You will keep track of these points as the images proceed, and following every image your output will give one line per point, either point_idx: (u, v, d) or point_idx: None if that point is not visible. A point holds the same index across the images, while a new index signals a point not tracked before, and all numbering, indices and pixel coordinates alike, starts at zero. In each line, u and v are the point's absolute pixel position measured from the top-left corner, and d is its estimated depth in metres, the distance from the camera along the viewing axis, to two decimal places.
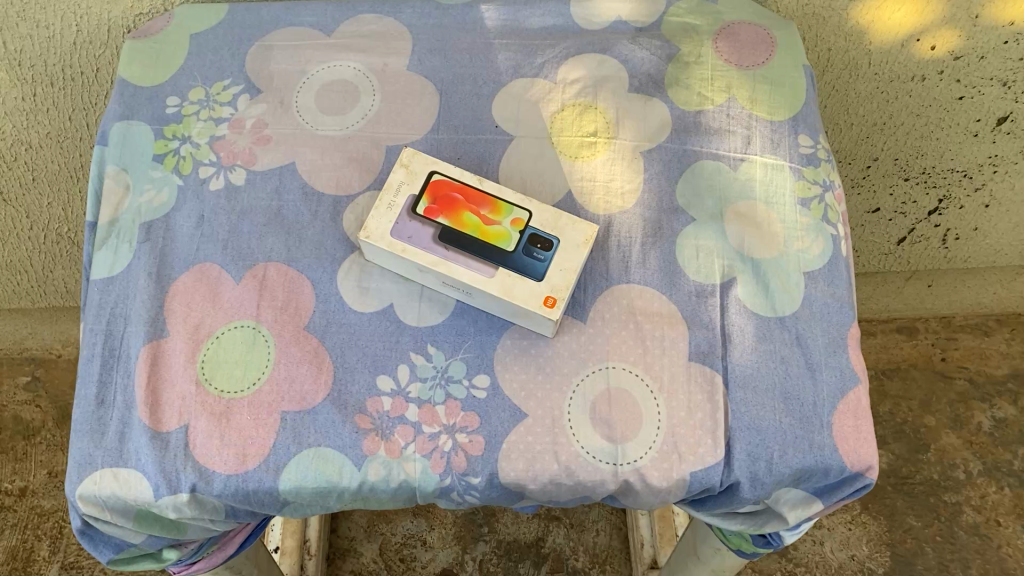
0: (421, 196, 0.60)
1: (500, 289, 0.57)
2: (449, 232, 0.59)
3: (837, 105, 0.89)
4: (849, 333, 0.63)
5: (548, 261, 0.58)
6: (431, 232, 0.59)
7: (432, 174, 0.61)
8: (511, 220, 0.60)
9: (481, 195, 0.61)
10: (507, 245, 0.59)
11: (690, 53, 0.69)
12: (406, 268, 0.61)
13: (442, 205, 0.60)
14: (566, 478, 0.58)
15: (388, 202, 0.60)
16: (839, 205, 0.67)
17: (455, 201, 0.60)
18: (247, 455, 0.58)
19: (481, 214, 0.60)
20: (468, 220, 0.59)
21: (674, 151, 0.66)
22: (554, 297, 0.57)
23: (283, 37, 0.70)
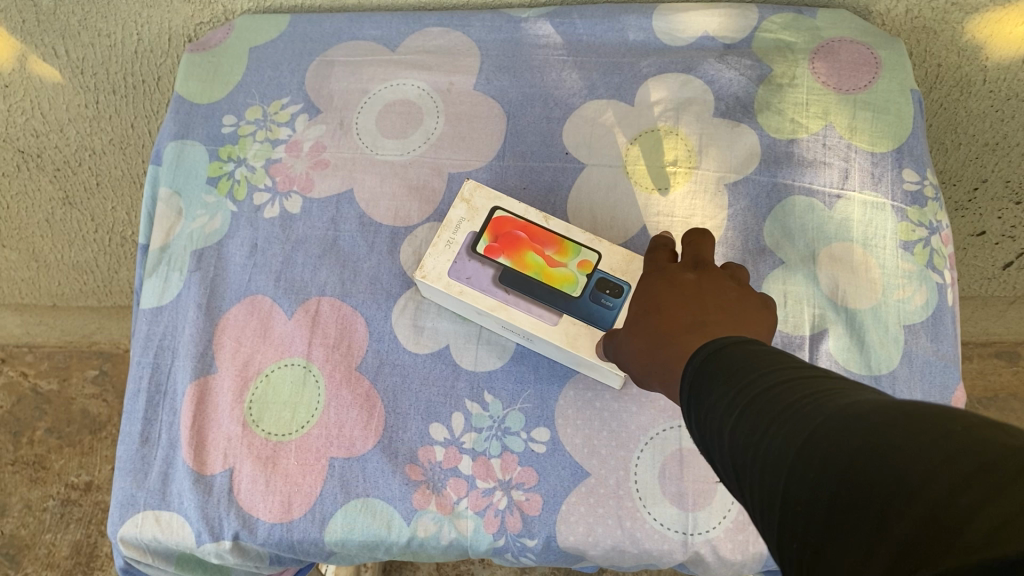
0: (482, 233, 0.55)
1: (564, 340, 0.53)
2: (511, 275, 0.54)
3: (945, 123, 0.81)
4: (953, 397, 0.56)
5: (617, 309, 0.53)
6: (492, 273, 0.55)
7: (495, 209, 0.56)
8: (579, 262, 0.55)
9: (547, 233, 0.56)
10: (574, 290, 0.54)
11: (784, 74, 0.63)
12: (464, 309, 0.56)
13: (504, 243, 0.55)
14: (630, 546, 0.53)
15: (447, 240, 0.55)
16: (947, 248, 0.60)
17: (518, 240, 0.55)
18: (293, 503, 0.55)
19: (546, 255, 0.55)
20: (532, 261, 0.55)
21: (763, 185, 0.60)
22: None
23: (345, 52, 0.66)
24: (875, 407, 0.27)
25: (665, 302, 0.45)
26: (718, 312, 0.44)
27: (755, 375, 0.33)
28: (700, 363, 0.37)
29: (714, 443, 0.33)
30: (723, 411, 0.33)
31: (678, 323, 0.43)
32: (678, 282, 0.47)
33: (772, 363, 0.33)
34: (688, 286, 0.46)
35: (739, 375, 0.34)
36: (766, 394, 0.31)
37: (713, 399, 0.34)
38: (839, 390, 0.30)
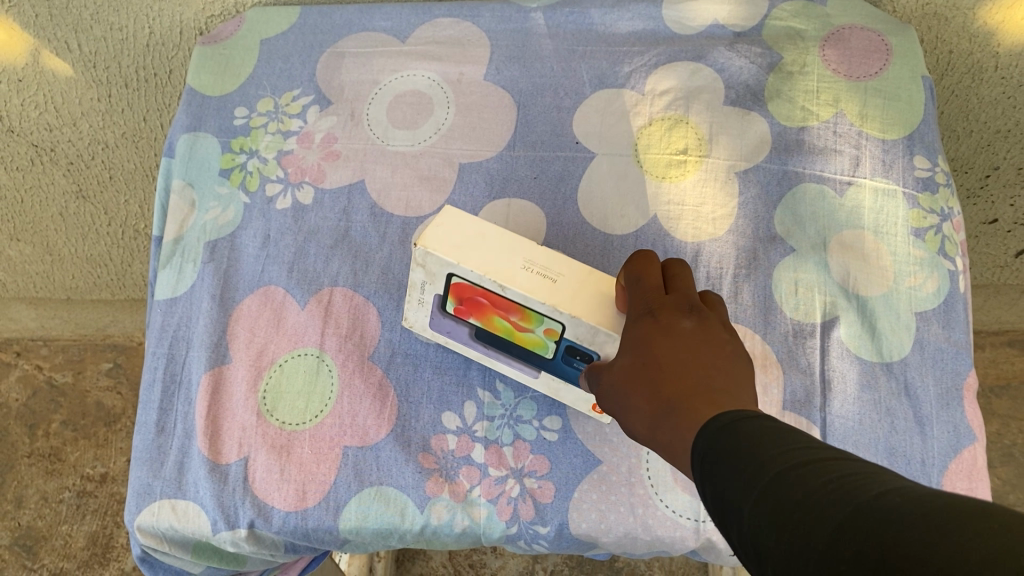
0: (447, 296, 0.52)
1: (546, 388, 0.55)
2: (486, 333, 0.54)
3: (956, 111, 0.81)
4: (965, 385, 0.56)
5: None
6: (467, 329, 0.54)
7: (449, 278, 0.50)
8: (546, 330, 0.50)
9: (506, 302, 0.49)
10: (545, 351, 0.52)
11: (794, 61, 0.63)
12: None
13: (470, 307, 0.52)
14: (642, 533, 0.54)
15: (418, 300, 0.54)
16: (958, 234, 0.60)
17: (481, 306, 0.51)
18: (307, 492, 0.55)
19: (511, 321, 0.51)
20: (500, 324, 0.52)
21: (774, 173, 0.60)
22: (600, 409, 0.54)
23: (355, 43, 0.66)
24: (902, 499, 0.26)
25: (667, 357, 0.41)
26: (721, 373, 0.40)
27: (772, 455, 0.32)
28: (711, 437, 0.35)
29: (729, 520, 0.32)
30: (740, 492, 0.31)
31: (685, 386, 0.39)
32: (676, 332, 0.42)
33: (786, 442, 0.32)
34: (687, 339, 0.42)
35: (756, 453, 0.32)
36: (786, 477, 0.30)
37: (727, 476, 0.33)
38: (861, 474, 0.29)
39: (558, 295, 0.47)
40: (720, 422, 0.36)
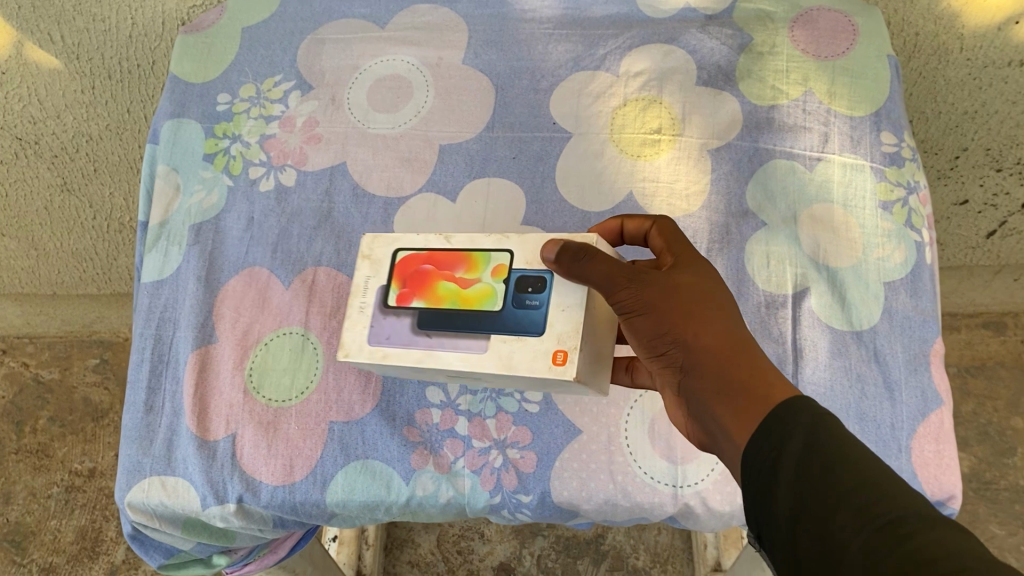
0: (389, 283, 0.51)
1: (497, 365, 0.46)
2: (431, 315, 0.49)
3: (924, 91, 0.84)
4: (932, 351, 0.58)
5: (544, 304, 0.47)
6: (410, 322, 0.49)
7: (395, 252, 0.51)
8: (494, 268, 0.49)
9: (451, 250, 0.50)
10: (496, 304, 0.48)
11: (764, 42, 0.64)
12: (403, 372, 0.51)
13: (413, 285, 0.50)
14: (622, 500, 0.55)
15: (359, 306, 0.50)
16: (925, 208, 0.62)
17: (426, 274, 0.50)
18: (295, 466, 0.56)
19: (457, 277, 0.50)
20: (445, 290, 0.49)
21: (745, 150, 0.62)
22: (563, 352, 0.45)
23: (335, 29, 0.67)
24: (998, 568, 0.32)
25: (728, 316, 0.46)
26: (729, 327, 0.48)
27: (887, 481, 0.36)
28: (800, 441, 0.39)
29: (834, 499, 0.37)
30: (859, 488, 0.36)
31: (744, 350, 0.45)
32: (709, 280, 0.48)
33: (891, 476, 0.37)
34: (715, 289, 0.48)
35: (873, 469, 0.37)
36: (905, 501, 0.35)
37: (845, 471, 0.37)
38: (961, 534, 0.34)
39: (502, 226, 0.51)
40: (810, 410, 0.40)
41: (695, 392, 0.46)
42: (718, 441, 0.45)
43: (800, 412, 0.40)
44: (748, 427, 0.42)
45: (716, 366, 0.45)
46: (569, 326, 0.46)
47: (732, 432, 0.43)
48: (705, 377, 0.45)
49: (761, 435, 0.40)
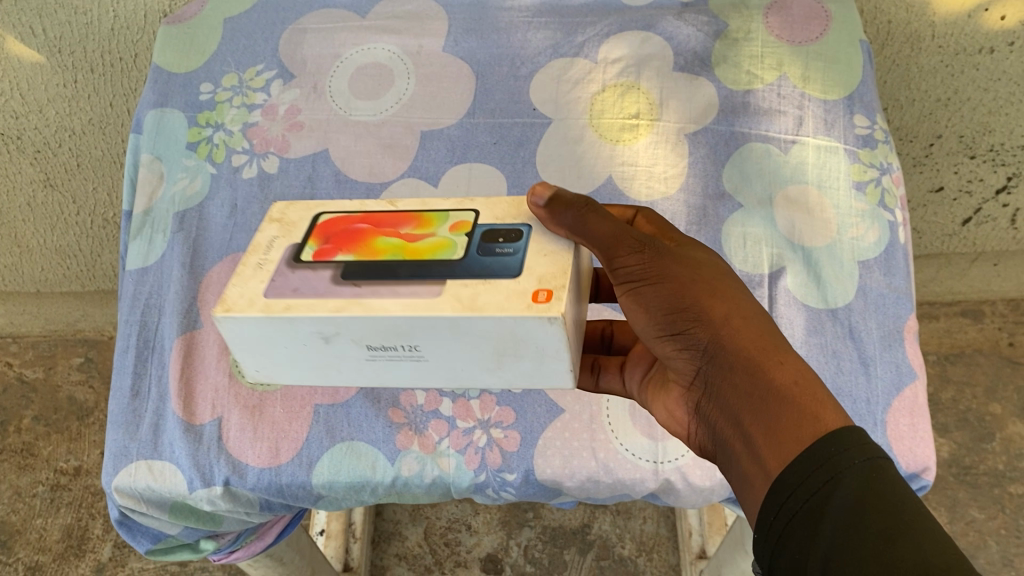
0: (308, 242, 0.46)
1: (458, 306, 0.41)
2: (358, 265, 0.44)
3: (897, 80, 0.85)
4: (906, 327, 0.59)
5: (520, 252, 0.43)
6: (330, 274, 0.43)
7: (318, 215, 0.47)
8: (450, 225, 0.46)
9: (394, 212, 0.47)
10: (453, 254, 0.44)
11: (738, 29, 0.66)
12: (313, 344, 0.44)
13: (339, 241, 0.45)
14: (604, 476, 0.56)
15: (256, 263, 0.45)
16: (898, 189, 0.63)
17: (361, 232, 0.46)
18: (281, 449, 0.57)
19: (400, 234, 0.45)
20: (384, 244, 0.45)
21: (721, 134, 0.63)
22: (546, 291, 0.41)
23: (317, 19, 0.68)
24: None
25: (756, 318, 0.44)
26: None
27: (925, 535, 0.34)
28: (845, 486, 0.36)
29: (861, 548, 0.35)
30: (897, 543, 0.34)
31: (781, 357, 0.42)
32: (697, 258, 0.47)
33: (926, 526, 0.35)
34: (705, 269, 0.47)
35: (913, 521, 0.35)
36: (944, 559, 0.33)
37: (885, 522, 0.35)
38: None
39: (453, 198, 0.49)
40: (856, 447, 0.37)
41: (721, 399, 0.43)
42: (739, 455, 0.42)
43: (852, 450, 0.37)
44: (784, 446, 0.39)
45: (747, 373, 0.42)
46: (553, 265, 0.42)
47: (761, 450, 0.40)
48: (736, 384, 0.42)
49: (802, 464, 0.38)
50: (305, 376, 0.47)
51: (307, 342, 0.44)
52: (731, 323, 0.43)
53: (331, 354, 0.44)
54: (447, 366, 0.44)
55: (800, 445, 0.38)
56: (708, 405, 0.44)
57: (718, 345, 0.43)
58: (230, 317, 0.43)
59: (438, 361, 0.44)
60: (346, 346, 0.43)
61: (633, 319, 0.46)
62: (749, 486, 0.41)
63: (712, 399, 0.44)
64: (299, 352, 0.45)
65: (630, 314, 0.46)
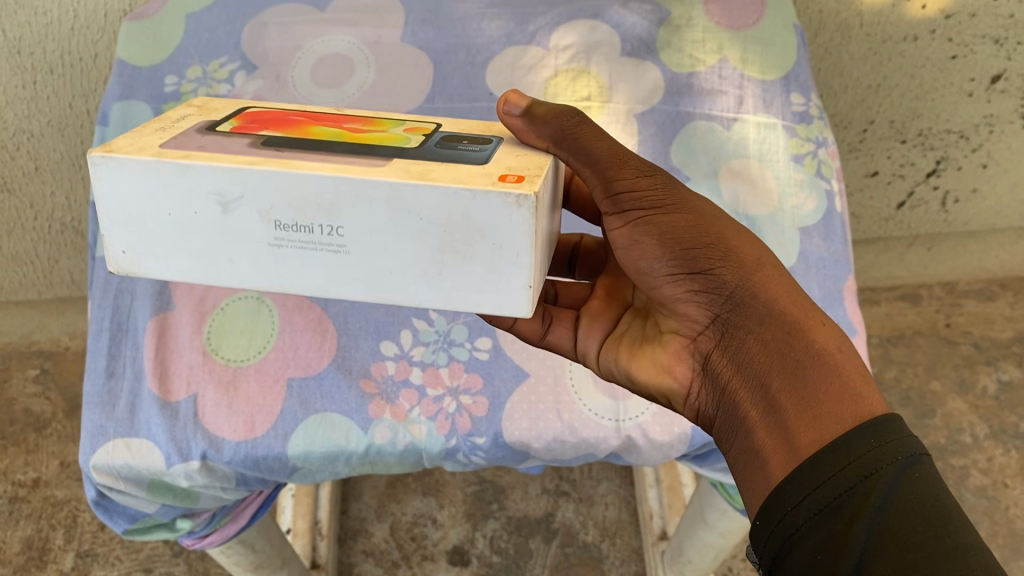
0: (229, 120, 0.45)
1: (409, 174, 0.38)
2: (285, 138, 0.42)
3: (830, 68, 0.90)
4: (845, 287, 0.63)
5: (490, 151, 0.43)
6: (248, 140, 0.42)
7: (247, 106, 0.48)
8: (403, 128, 0.46)
9: (335, 115, 0.47)
10: (405, 144, 0.43)
11: (681, 16, 0.70)
12: (206, 210, 0.40)
13: (263, 124, 0.44)
14: (569, 436, 0.59)
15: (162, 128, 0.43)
16: (833, 161, 0.67)
17: (296, 121, 0.45)
18: (256, 422, 0.58)
19: (343, 127, 0.45)
20: (325, 130, 0.44)
21: (667, 114, 0.67)
22: (515, 175, 0.39)
23: (277, 14, 0.70)
24: None
25: (784, 279, 0.44)
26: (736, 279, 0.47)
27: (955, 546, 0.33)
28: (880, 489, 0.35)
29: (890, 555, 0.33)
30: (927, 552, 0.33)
31: (819, 322, 0.42)
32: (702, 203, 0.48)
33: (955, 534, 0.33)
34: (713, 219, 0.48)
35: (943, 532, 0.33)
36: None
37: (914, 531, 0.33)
38: None
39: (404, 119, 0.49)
40: (897, 443, 0.36)
41: (740, 354, 0.42)
42: (752, 420, 0.41)
43: (894, 446, 0.36)
44: (824, 418, 0.38)
45: (779, 330, 0.41)
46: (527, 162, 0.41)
47: (788, 413, 0.39)
48: (765, 341, 0.41)
49: (842, 447, 0.37)
50: (187, 270, 0.42)
51: (200, 212, 0.40)
52: (757, 276, 0.43)
53: (228, 230, 0.40)
54: (368, 268, 0.40)
55: (841, 423, 0.38)
56: (718, 359, 0.44)
57: (743, 295, 0.43)
58: (112, 159, 0.39)
59: (362, 258, 0.40)
60: (248, 219, 0.40)
61: (640, 256, 0.45)
62: (762, 457, 0.40)
63: (724, 353, 0.43)
64: (190, 225, 0.40)
65: (636, 248, 0.45)
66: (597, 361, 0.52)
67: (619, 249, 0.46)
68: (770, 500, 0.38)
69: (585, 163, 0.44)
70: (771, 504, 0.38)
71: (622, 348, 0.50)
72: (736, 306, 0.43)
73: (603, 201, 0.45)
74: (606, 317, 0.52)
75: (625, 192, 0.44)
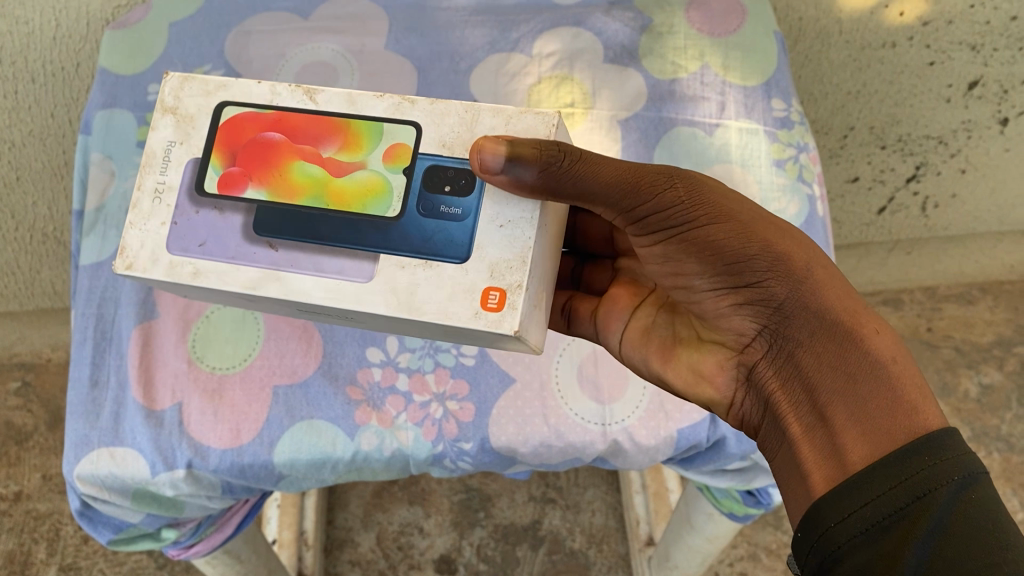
0: (210, 160, 0.45)
1: (397, 305, 0.42)
2: (274, 220, 0.44)
3: (811, 75, 0.92)
4: None
5: (468, 223, 0.43)
6: (243, 217, 0.44)
7: (223, 106, 0.45)
8: (384, 151, 0.44)
9: (311, 118, 0.45)
10: (388, 206, 0.43)
11: (663, 23, 0.71)
12: (236, 298, 0.45)
13: (245, 168, 0.44)
14: (555, 441, 0.59)
15: (154, 189, 0.45)
16: (814, 166, 0.68)
17: (274, 150, 0.45)
18: (241, 430, 0.58)
19: (323, 160, 0.44)
20: (306, 176, 0.44)
21: (651, 120, 0.67)
22: (494, 295, 0.41)
23: (261, 22, 0.71)
24: None
25: (834, 276, 0.43)
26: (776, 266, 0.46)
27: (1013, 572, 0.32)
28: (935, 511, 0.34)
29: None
30: None
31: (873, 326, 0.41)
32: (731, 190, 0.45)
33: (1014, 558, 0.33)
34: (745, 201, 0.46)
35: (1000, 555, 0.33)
36: None
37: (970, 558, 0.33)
38: None
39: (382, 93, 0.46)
40: (952, 461, 0.35)
41: (792, 365, 0.43)
42: (799, 432, 0.42)
43: (948, 465, 0.35)
44: (876, 433, 0.38)
45: (830, 342, 0.41)
46: (507, 252, 0.42)
47: (839, 426, 0.39)
48: (818, 355, 0.41)
49: (894, 466, 0.36)
50: (240, 305, 0.49)
51: (231, 296, 0.45)
52: (809, 281, 0.42)
53: (263, 304, 0.46)
54: (387, 328, 0.46)
55: (893, 441, 0.37)
56: (764, 369, 0.44)
57: (792, 307, 0.42)
58: (133, 273, 0.44)
59: (380, 325, 0.46)
60: (275, 304, 0.45)
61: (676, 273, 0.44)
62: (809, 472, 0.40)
63: (772, 365, 0.44)
64: (229, 299, 0.46)
65: (674, 261, 0.44)
66: (619, 352, 0.52)
67: (652, 260, 0.46)
68: (814, 510, 0.38)
69: (594, 190, 0.42)
70: (813, 516, 0.38)
71: (652, 348, 0.50)
72: (785, 317, 0.43)
73: (623, 222, 0.44)
74: (623, 307, 0.52)
75: (649, 215, 0.43)
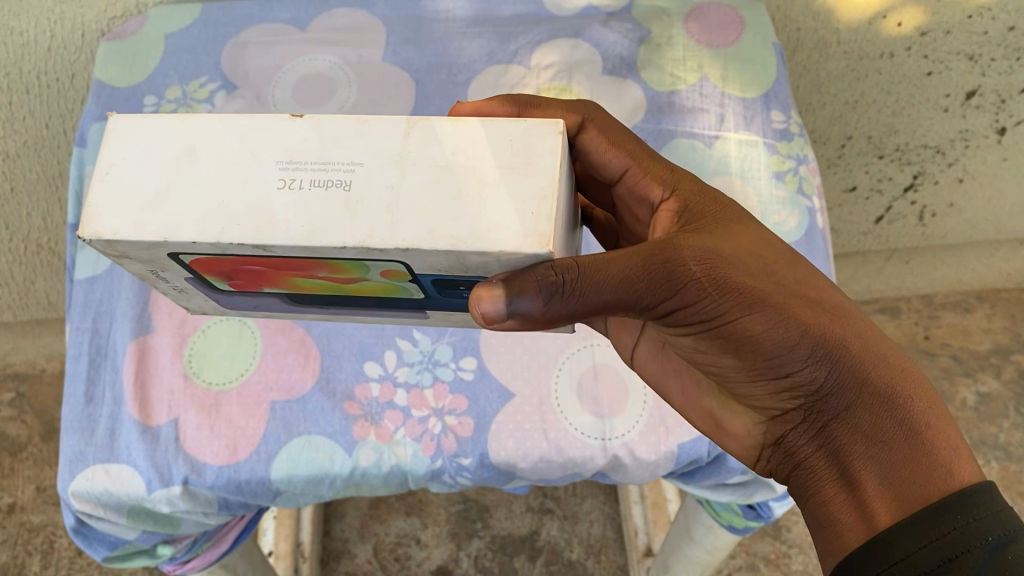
0: (208, 278, 0.42)
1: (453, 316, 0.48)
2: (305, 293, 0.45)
3: (808, 85, 0.92)
4: None
5: None
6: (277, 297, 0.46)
7: (177, 258, 0.38)
8: (379, 272, 0.39)
9: (282, 261, 0.38)
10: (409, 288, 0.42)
11: (661, 35, 0.71)
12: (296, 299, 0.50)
13: (244, 279, 0.42)
14: (555, 456, 0.59)
15: (175, 288, 0.45)
16: (813, 178, 0.68)
17: (260, 272, 0.41)
18: (238, 445, 0.57)
19: (317, 277, 0.41)
20: (312, 282, 0.42)
21: (650, 131, 0.67)
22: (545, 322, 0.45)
23: (257, 34, 0.70)
24: None
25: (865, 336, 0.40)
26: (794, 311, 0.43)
27: None
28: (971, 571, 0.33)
29: None
30: None
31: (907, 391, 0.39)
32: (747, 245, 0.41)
33: None
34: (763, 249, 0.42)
35: None
36: None
37: None
38: None
39: (354, 182, 0.36)
40: (985, 521, 0.34)
41: (823, 438, 0.41)
42: (828, 490, 0.41)
43: (981, 525, 0.34)
44: (908, 498, 0.37)
45: (865, 418, 0.39)
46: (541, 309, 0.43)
47: (869, 492, 0.38)
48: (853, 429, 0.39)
49: (925, 525, 0.35)
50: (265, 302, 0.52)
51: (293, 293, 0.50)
52: (846, 358, 0.39)
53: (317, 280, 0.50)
54: None
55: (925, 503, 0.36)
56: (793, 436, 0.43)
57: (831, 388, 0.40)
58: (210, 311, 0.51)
59: None
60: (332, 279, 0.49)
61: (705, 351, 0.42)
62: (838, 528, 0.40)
63: (803, 435, 0.42)
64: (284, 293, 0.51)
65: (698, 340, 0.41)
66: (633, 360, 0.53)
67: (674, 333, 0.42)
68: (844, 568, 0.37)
69: (616, 295, 0.37)
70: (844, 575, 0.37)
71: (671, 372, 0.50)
72: (817, 392, 0.40)
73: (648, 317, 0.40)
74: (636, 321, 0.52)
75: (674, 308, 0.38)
